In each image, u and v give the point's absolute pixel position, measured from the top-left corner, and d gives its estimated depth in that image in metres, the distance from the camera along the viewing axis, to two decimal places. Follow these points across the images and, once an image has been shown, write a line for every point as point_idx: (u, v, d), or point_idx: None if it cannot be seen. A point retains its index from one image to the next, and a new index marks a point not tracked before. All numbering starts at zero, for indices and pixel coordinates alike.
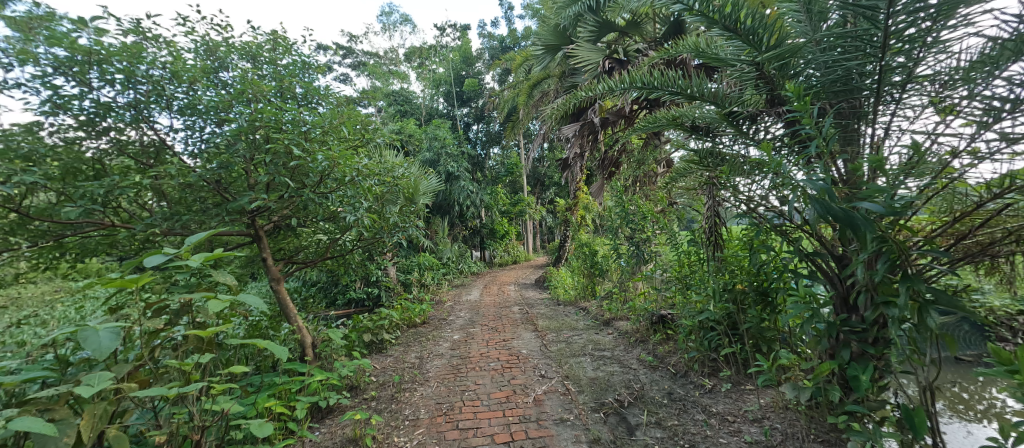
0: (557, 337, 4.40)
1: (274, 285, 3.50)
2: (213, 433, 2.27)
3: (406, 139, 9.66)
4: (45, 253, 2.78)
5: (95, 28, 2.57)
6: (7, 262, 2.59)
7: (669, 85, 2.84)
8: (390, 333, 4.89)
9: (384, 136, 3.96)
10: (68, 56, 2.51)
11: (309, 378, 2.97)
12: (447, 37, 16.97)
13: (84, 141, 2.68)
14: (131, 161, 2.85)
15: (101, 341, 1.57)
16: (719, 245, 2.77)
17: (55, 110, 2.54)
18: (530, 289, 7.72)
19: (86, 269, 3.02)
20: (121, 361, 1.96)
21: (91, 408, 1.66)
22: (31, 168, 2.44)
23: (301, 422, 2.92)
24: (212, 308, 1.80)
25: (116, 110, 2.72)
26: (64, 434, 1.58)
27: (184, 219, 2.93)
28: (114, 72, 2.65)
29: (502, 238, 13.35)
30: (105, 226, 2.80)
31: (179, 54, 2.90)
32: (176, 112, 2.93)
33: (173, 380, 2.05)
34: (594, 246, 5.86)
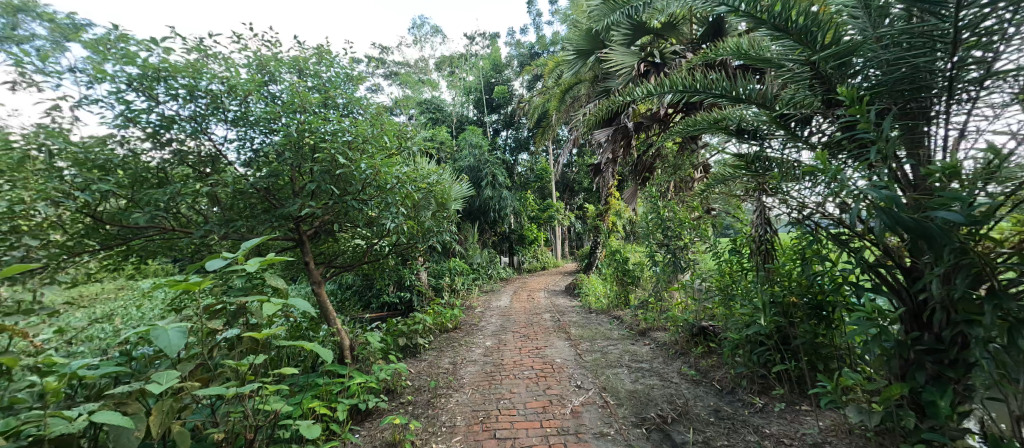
0: (592, 346, 4.30)
1: (315, 288, 3.59)
2: (263, 434, 2.34)
3: (438, 147, 9.80)
4: (114, 255, 3.01)
5: (161, 47, 2.74)
6: (84, 264, 2.83)
7: (712, 88, 2.76)
8: (424, 338, 4.93)
9: (419, 145, 4.00)
10: (139, 73, 2.70)
11: (350, 380, 3.02)
12: (477, 46, 17.17)
13: (149, 152, 2.87)
14: (191, 170, 3.03)
15: (171, 339, 1.64)
16: (770, 254, 2.66)
17: (126, 124, 2.72)
18: (561, 296, 7.62)
19: (149, 270, 3.29)
20: (184, 360, 2.04)
21: (159, 404, 1.73)
22: (106, 176, 2.64)
23: (342, 424, 2.98)
24: (267, 312, 1.88)
25: (180, 122, 2.89)
26: (137, 428, 1.66)
27: (237, 225, 3.07)
28: (178, 87, 2.83)
29: (530, 244, 13.27)
30: (166, 230, 3.00)
31: (235, 68, 3.04)
32: (230, 124, 3.08)
33: (229, 380, 2.11)
34: (626, 253, 5.74)
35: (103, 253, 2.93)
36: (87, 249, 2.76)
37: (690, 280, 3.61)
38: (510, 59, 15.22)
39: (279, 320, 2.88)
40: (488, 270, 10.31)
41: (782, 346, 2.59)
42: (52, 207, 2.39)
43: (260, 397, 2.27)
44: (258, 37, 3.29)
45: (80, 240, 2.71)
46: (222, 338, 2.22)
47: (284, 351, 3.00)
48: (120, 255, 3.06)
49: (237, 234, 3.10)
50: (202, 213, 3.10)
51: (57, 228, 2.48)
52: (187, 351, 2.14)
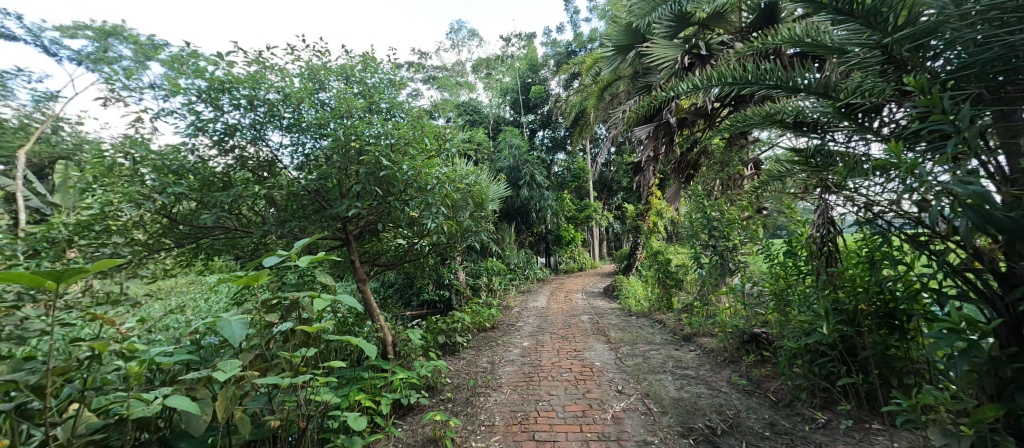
0: (632, 350, 4.16)
1: (360, 285, 3.69)
2: (313, 425, 2.42)
3: (476, 148, 9.88)
4: (188, 253, 3.24)
5: (226, 62, 2.90)
6: (163, 260, 3.08)
7: (763, 78, 2.62)
8: (462, 336, 4.96)
9: (458, 146, 4.02)
10: (208, 86, 2.89)
11: (393, 375, 3.09)
12: (513, 47, 17.16)
13: (215, 158, 3.06)
14: (250, 174, 3.19)
15: (234, 331, 1.71)
16: (833, 257, 2.47)
17: (196, 133, 2.92)
18: (599, 297, 7.46)
19: (214, 267, 3.52)
20: (245, 351, 2.14)
21: (223, 391, 1.82)
22: (180, 181, 2.90)
23: (386, 418, 3.05)
24: (316, 307, 1.93)
25: (241, 130, 3.07)
26: (203, 413, 1.75)
27: (291, 224, 3.22)
28: (240, 97, 3.00)
29: (567, 244, 13.11)
30: (230, 230, 3.21)
31: (290, 78, 3.18)
32: (284, 130, 3.22)
33: (284, 371, 2.21)
34: (669, 254, 5.52)
35: (177, 250, 3.16)
36: (164, 247, 3.04)
37: (740, 283, 3.41)
38: (547, 59, 14.95)
39: (327, 315, 2.97)
40: (525, 270, 10.26)
41: (848, 356, 2.38)
42: (134, 208, 2.76)
43: (310, 388, 2.36)
44: (310, 48, 3.43)
45: (157, 239, 3.01)
46: (278, 332, 2.29)
47: (331, 344, 3.12)
48: (192, 253, 3.29)
49: (290, 233, 3.25)
50: (260, 214, 3.25)
51: (139, 227, 2.84)
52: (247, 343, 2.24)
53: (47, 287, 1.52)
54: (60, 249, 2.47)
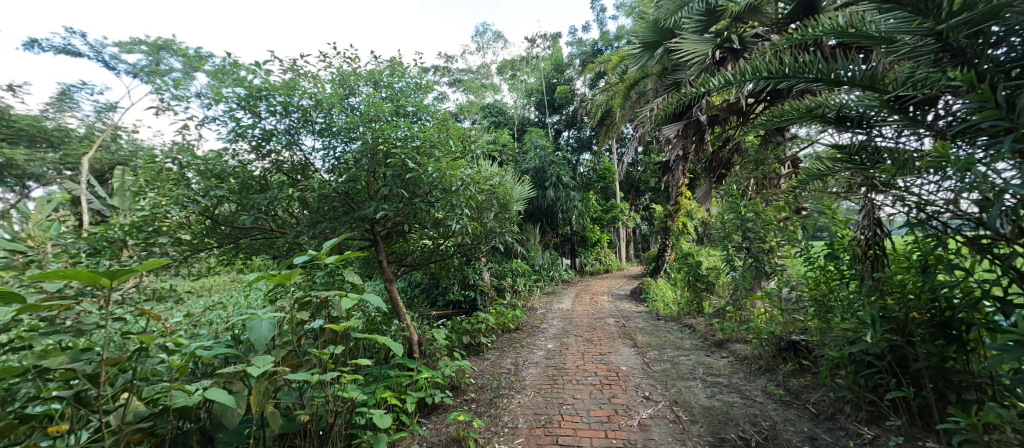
0: (660, 355, 4.03)
1: (388, 285, 3.73)
2: (339, 422, 2.45)
3: (501, 150, 9.89)
4: (229, 252, 3.40)
5: (262, 70, 3.04)
6: (204, 259, 3.23)
7: (805, 71, 2.46)
8: (487, 337, 4.94)
9: (483, 148, 4.01)
10: (247, 94, 3.02)
11: (418, 374, 3.11)
12: (538, 48, 17.10)
13: (254, 162, 3.23)
14: (285, 177, 3.33)
15: (263, 329, 1.80)
16: (880, 260, 2.33)
17: (236, 138, 3.08)
18: (625, 300, 7.30)
19: (250, 265, 3.64)
20: (277, 346, 2.16)
21: (257, 386, 1.83)
22: (220, 184, 3.08)
23: (411, 416, 3.06)
24: (344, 306, 1.95)
25: (277, 135, 3.16)
26: (238, 407, 1.78)
27: (321, 225, 3.24)
28: (276, 104, 3.11)
29: (593, 246, 12.90)
30: (267, 230, 3.34)
31: (322, 84, 3.27)
32: (317, 135, 3.30)
33: (315, 367, 2.24)
34: (699, 256, 5.34)
35: (219, 250, 3.31)
36: (207, 247, 3.17)
37: (777, 288, 3.23)
38: (573, 58, 14.77)
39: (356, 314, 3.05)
40: (550, 272, 10.18)
41: (899, 368, 2.21)
42: (180, 210, 2.94)
43: (336, 386, 2.38)
44: (340, 55, 3.50)
45: (201, 239, 3.13)
46: (308, 329, 2.35)
47: (360, 342, 3.18)
48: (231, 252, 3.43)
49: (321, 234, 3.28)
50: (295, 216, 3.40)
51: (185, 227, 3.05)
52: (279, 339, 2.26)
53: (102, 285, 1.56)
54: (117, 247, 2.68)
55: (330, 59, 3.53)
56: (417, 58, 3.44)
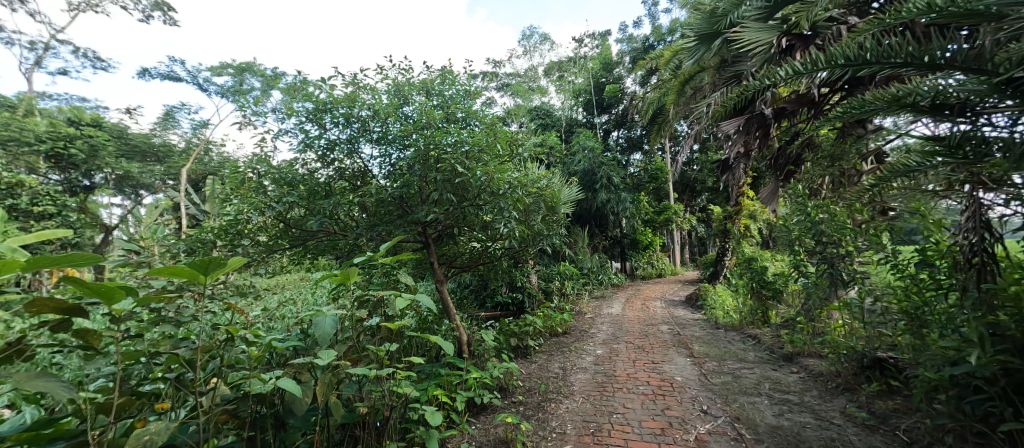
0: (720, 367, 3.77)
1: (438, 286, 3.78)
2: (391, 420, 2.50)
3: (548, 152, 9.82)
4: (300, 253, 3.63)
5: (327, 86, 3.24)
6: (275, 259, 3.46)
7: (891, 58, 2.18)
8: (534, 340, 4.88)
9: (530, 150, 3.96)
10: (315, 108, 3.26)
11: (467, 373, 3.12)
12: (586, 47, 16.83)
13: (320, 170, 3.42)
14: (347, 183, 3.47)
15: (326, 325, 1.84)
16: (987, 268, 2.07)
17: (305, 148, 3.31)
18: (680, 306, 6.93)
19: (316, 265, 3.85)
20: (339, 341, 2.23)
21: (323, 377, 1.89)
22: (292, 191, 3.30)
23: (460, 415, 3.07)
24: (398, 305, 2.01)
25: (340, 145, 3.34)
26: (306, 396, 1.86)
27: (379, 228, 3.39)
28: (338, 116, 3.29)
29: (645, 249, 12.35)
30: (332, 232, 3.48)
31: (379, 96, 3.41)
32: (374, 143, 3.42)
33: (372, 363, 2.30)
34: (764, 261, 4.95)
35: (289, 251, 3.54)
36: (280, 248, 3.43)
37: (857, 298, 2.91)
38: (623, 56, 14.37)
39: (409, 314, 3.09)
40: (599, 275, 9.93)
41: (1018, 396, 1.88)
42: (259, 215, 3.21)
43: (391, 382, 2.43)
44: (396, 67, 3.64)
45: (276, 241, 3.40)
46: (367, 326, 2.43)
47: (412, 340, 3.26)
48: (300, 254, 3.65)
49: (379, 237, 3.41)
50: (353, 219, 3.49)
51: (262, 231, 3.26)
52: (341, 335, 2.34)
53: (199, 280, 1.66)
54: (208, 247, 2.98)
55: (386, 71, 3.66)
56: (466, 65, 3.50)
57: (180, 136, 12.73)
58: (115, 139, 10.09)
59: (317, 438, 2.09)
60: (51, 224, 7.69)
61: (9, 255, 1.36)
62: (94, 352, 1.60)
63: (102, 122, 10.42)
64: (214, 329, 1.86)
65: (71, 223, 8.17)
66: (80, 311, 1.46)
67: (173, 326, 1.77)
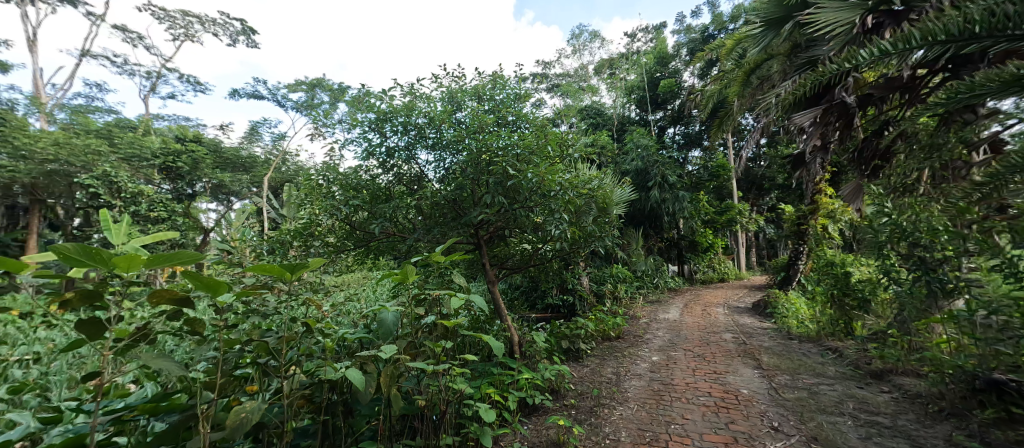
0: (793, 382, 3.44)
1: (490, 286, 3.76)
2: (447, 416, 2.51)
3: (599, 152, 9.60)
4: (364, 254, 3.78)
5: (387, 96, 3.35)
6: (340, 259, 3.63)
7: (1008, 29, 1.93)
8: (586, 343, 4.75)
9: (581, 151, 3.86)
10: (376, 117, 3.39)
11: (519, 373, 3.08)
12: (638, 42, 16.29)
13: (381, 175, 3.54)
14: (405, 187, 3.56)
15: (389, 321, 2.03)
16: None
17: (367, 156, 3.45)
18: (745, 313, 6.43)
19: (377, 265, 4.00)
20: (399, 336, 2.28)
21: (385, 369, 1.91)
22: (356, 195, 3.44)
23: (513, 414, 3.04)
24: (455, 304, 2.01)
25: (398, 152, 3.44)
26: (370, 387, 1.88)
27: (435, 230, 3.43)
28: (398, 125, 3.40)
29: (705, 252, 11.62)
30: (391, 234, 3.57)
31: (434, 103, 3.46)
32: (430, 149, 3.48)
33: (429, 358, 2.31)
34: (845, 263, 4.48)
35: (352, 251, 3.69)
36: (346, 248, 3.59)
37: (966, 309, 2.53)
38: (679, 49, 13.72)
39: (463, 313, 3.11)
40: (654, 278, 9.53)
41: None
42: (328, 218, 3.41)
43: (447, 377, 2.45)
44: (449, 74, 3.69)
45: (342, 242, 3.57)
46: (424, 323, 2.45)
47: (466, 339, 3.27)
48: (362, 255, 3.81)
49: (435, 239, 3.46)
50: (409, 221, 3.53)
51: (330, 233, 3.45)
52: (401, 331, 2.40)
53: (286, 277, 1.74)
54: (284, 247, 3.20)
55: (440, 79, 3.73)
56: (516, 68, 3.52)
57: (262, 147, 13.87)
58: (203, 150, 11.18)
59: (380, 427, 2.15)
60: (161, 227, 8.73)
61: (131, 254, 1.49)
62: (197, 340, 1.76)
63: (200, 137, 11.66)
64: (293, 322, 1.97)
65: (179, 225, 9.22)
66: (188, 302, 1.54)
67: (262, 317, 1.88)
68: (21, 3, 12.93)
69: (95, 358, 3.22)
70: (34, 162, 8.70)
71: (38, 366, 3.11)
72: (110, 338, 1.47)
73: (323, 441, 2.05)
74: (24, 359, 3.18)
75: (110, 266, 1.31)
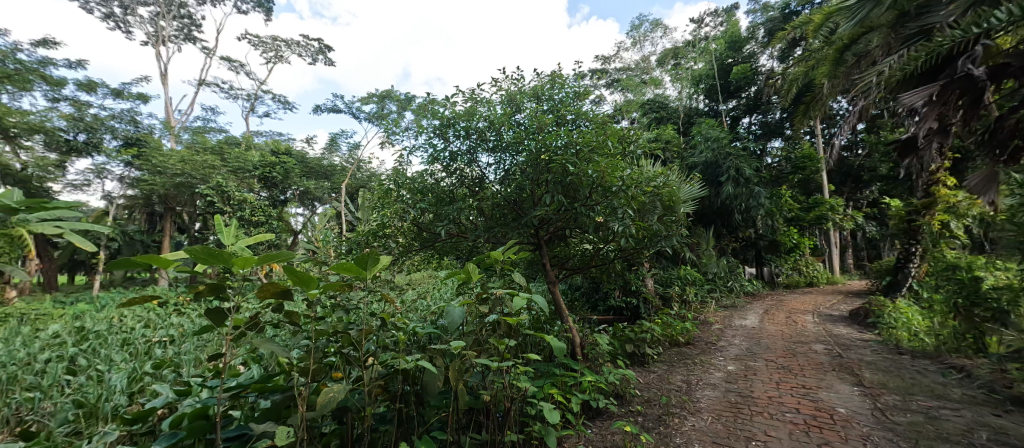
0: (904, 403, 2.97)
1: (551, 287, 3.65)
2: (511, 414, 2.46)
3: (665, 147, 9.12)
4: (429, 256, 3.84)
5: (450, 102, 3.38)
6: (407, 261, 3.71)
7: None
8: (653, 348, 4.46)
9: (644, 146, 3.64)
10: (439, 124, 3.43)
11: (582, 375, 2.95)
12: (707, 27, 15.31)
13: (443, 178, 3.56)
14: (467, 190, 3.55)
15: (456, 316, 1.91)
16: None
17: (432, 161, 3.51)
18: (839, 322, 5.72)
19: (441, 265, 4.05)
20: (464, 333, 2.27)
21: (453, 362, 1.90)
22: (423, 197, 3.50)
23: (575, 416, 2.92)
24: (516, 302, 1.98)
25: (460, 155, 3.45)
26: (438, 379, 1.88)
27: (496, 231, 3.40)
28: (461, 130, 3.42)
29: (789, 252, 10.65)
30: (455, 235, 3.58)
31: (494, 107, 3.44)
32: (490, 152, 3.45)
33: (493, 356, 2.27)
34: (971, 263, 3.81)
35: (418, 253, 3.75)
36: (414, 249, 3.67)
37: None
38: (754, 31, 12.66)
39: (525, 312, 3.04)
40: (728, 281, 8.87)
41: None
42: (398, 220, 3.52)
43: (511, 375, 2.39)
44: (508, 78, 3.65)
45: (410, 243, 3.66)
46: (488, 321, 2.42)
47: (526, 338, 3.20)
48: (428, 256, 3.88)
49: (496, 239, 3.43)
50: (470, 222, 3.50)
51: (400, 235, 3.60)
52: (465, 326, 2.38)
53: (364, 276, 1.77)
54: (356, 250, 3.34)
55: (499, 83, 3.68)
56: (578, 68, 3.56)
57: (340, 157, 14.86)
58: (289, 159, 12.21)
59: (448, 419, 2.14)
60: (261, 230, 9.66)
61: (241, 254, 1.56)
62: (289, 332, 1.86)
63: (291, 150, 12.83)
64: (371, 316, 2.02)
65: (275, 229, 10.14)
66: (288, 295, 1.58)
67: (346, 311, 1.94)
68: (153, 43, 15.03)
69: (215, 342, 3.60)
70: (167, 175, 9.93)
71: (173, 346, 3.55)
72: (228, 325, 1.57)
73: (398, 427, 2.08)
74: (162, 340, 3.65)
75: (229, 264, 1.38)
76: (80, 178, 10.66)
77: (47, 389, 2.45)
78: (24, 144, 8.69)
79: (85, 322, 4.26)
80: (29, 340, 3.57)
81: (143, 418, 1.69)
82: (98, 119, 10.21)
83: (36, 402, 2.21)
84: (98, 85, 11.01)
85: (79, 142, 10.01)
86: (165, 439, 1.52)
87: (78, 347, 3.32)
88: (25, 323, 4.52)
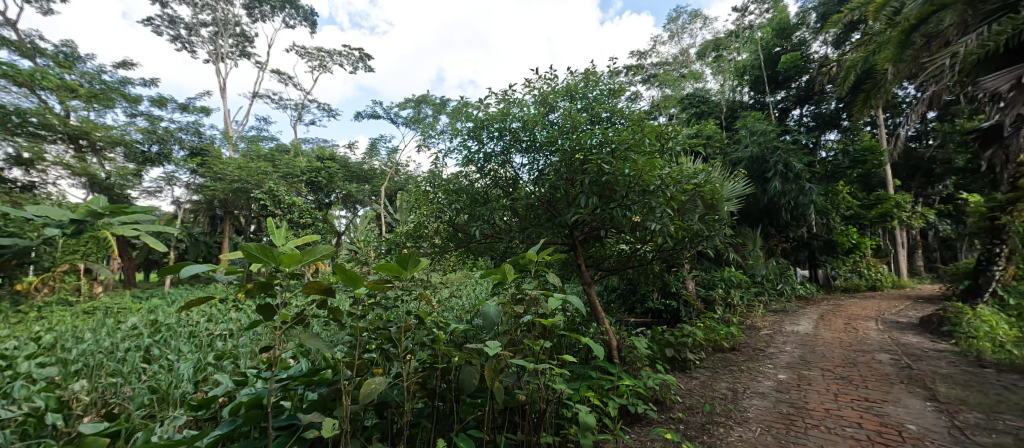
0: (988, 422, 2.66)
1: (586, 288, 3.54)
2: (546, 416, 2.38)
3: (706, 143, 8.74)
4: (464, 257, 3.82)
5: (483, 104, 3.35)
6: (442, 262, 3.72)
7: None
8: (695, 354, 4.24)
9: (684, 143, 3.47)
10: (472, 126, 3.42)
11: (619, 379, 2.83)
12: (751, 15, 14.58)
13: (477, 179, 3.54)
14: (501, 190, 3.51)
15: (492, 314, 1.87)
16: None
17: (467, 162, 3.50)
18: (907, 330, 5.24)
19: (476, 265, 4.04)
20: (498, 333, 2.21)
21: (489, 360, 1.85)
22: (457, 198, 3.49)
23: (613, 420, 2.80)
24: (552, 303, 1.92)
25: (494, 157, 3.41)
26: (474, 377, 1.83)
27: (530, 231, 3.34)
28: (495, 131, 3.39)
29: (848, 252, 9.97)
30: (490, 236, 3.54)
31: (527, 107, 3.38)
32: (523, 153, 3.40)
33: (529, 357, 2.20)
34: None
35: (453, 253, 3.74)
36: (449, 250, 3.66)
37: None
38: (805, 16, 11.91)
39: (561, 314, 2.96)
40: (778, 284, 8.40)
41: None
42: (434, 221, 3.53)
43: (547, 375, 2.28)
44: (541, 77, 3.58)
45: (446, 244, 3.65)
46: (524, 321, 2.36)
47: (562, 340, 3.11)
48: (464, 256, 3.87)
49: (531, 240, 3.37)
50: (505, 223, 3.47)
51: (436, 235, 3.60)
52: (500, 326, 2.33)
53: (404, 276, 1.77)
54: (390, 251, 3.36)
55: (532, 84, 3.62)
56: (616, 65, 3.46)
57: (380, 161, 15.26)
58: (332, 163, 12.66)
59: (483, 417, 2.09)
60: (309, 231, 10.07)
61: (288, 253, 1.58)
62: (332, 327, 1.87)
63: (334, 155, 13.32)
64: (408, 314, 2.00)
65: (320, 231, 10.54)
66: (332, 292, 1.58)
67: (383, 309, 1.94)
68: (213, 60, 16.08)
69: (268, 336, 3.76)
70: (226, 182, 10.57)
71: (231, 339, 3.74)
72: (276, 321, 1.60)
73: (436, 424, 2.06)
74: (223, 334, 3.86)
75: (277, 263, 1.39)
76: (153, 185, 11.53)
77: (126, 376, 2.64)
78: (108, 156, 9.47)
79: (157, 316, 4.58)
80: (111, 331, 3.88)
81: (207, 405, 1.76)
82: (168, 132, 11.03)
83: (117, 387, 2.38)
84: (167, 101, 11.84)
85: (153, 154, 10.78)
86: (226, 425, 1.61)
87: (153, 338, 3.58)
88: (108, 316, 4.93)
